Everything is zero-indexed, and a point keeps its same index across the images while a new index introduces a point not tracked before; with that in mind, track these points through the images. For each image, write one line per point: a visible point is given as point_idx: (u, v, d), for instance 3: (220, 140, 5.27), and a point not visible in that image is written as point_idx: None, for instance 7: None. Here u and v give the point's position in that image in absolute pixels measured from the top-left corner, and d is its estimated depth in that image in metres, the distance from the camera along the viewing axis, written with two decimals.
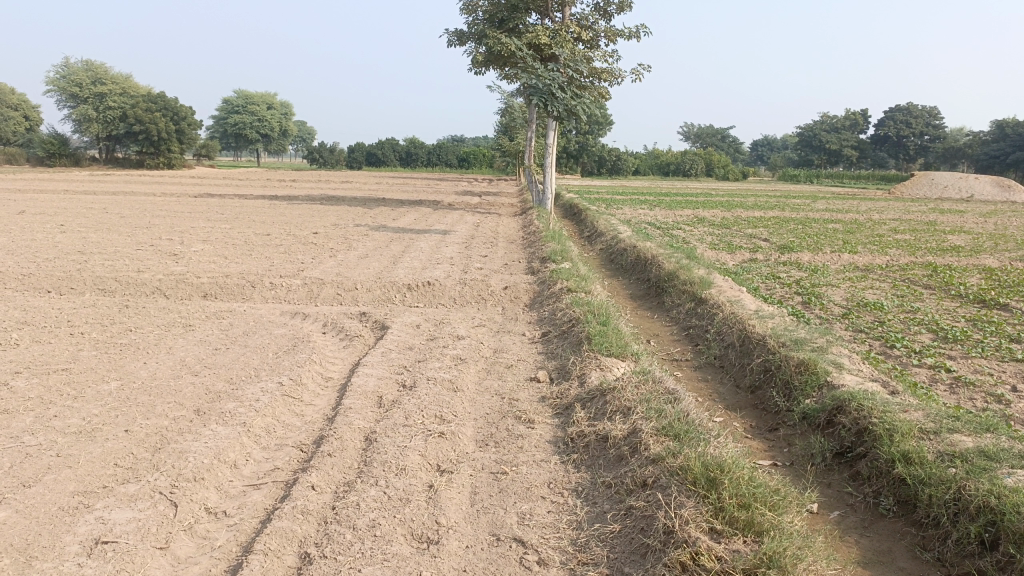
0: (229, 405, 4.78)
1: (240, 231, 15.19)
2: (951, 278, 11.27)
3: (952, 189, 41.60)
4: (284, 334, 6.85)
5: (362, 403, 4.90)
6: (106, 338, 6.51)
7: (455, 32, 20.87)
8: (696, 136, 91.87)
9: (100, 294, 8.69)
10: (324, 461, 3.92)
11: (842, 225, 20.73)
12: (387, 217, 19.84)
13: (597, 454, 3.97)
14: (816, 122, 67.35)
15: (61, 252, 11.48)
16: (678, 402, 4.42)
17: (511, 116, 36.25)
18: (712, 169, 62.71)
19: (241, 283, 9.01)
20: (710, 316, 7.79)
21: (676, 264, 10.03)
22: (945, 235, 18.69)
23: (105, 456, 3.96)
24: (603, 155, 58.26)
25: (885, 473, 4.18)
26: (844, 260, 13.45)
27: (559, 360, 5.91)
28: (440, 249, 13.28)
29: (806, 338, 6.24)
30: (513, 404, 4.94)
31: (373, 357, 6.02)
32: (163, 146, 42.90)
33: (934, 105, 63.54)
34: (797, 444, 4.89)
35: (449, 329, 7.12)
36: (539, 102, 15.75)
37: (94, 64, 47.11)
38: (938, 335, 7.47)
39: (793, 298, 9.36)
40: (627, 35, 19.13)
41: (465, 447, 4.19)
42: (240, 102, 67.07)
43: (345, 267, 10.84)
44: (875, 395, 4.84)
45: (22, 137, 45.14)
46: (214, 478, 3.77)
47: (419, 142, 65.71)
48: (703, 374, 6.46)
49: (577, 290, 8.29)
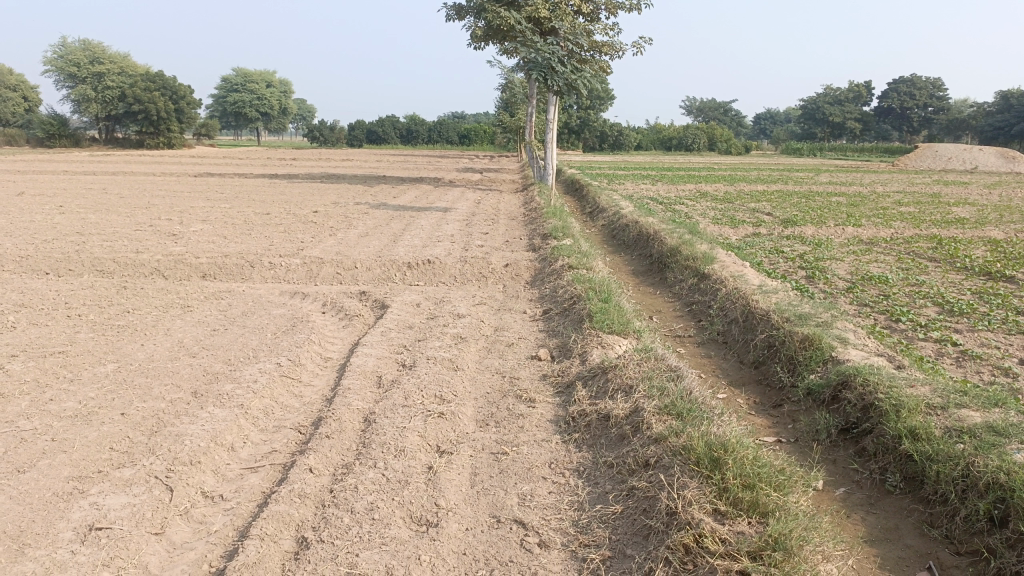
0: (227, 387, 4.72)
1: (239, 211, 15.09)
2: (956, 251, 11.16)
3: (957, 160, 41.27)
4: (283, 314, 6.79)
5: (361, 383, 4.85)
6: (104, 320, 6.45)
7: (453, 6, 20.58)
8: (699, 111, 91.13)
9: (97, 275, 8.63)
10: (321, 442, 3.87)
11: (847, 198, 20.57)
12: (388, 195, 19.70)
13: (598, 434, 3.91)
14: (820, 94, 66.72)
15: (59, 233, 11.41)
16: (681, 380, 4.35)
17: (512, 92, 35.93)
18: (715, 143, 62.22)
19: (239, 262, 8.93)
20: (714, 291, 7.71)
21: (678, 240, 9.93)
22: (950, 207, 18.55)
23: (100, 440, 3.91)
24: (605, 130, 57.87)
25: (891, 450, 4.11)
26: (848, 233, 13.35)
27: (561, 337, 5.84)
28: (441, 227, 13.18)
29: (810, 313, 6.16)
30: (514, 383, 4.88)
31: (372, 337, 5.96)
32: (162, 126, 42.65)
33: (939, 76, 62.89)
34: (802, 420, 4.83)
35: (449, 308, 7.05)
36: (538, 77, 15.54)
37: (91, 43, 46.69)
38: (944, 308, 7.38)
39: (797, 273, 9.27)
40: (627, 7, 18.84)
41: (465, 427, 4.14)
42: (239, 80, 66.64)
43: (345, 245, 10.75)
44: (881, 370, 4.77)
45: (21, 118, 44.90)
46: (210, 462, 3.72)
47: (420, 120, 65.36)
48: (707, 350, 6.39)
49: (578, 267, 8.21)
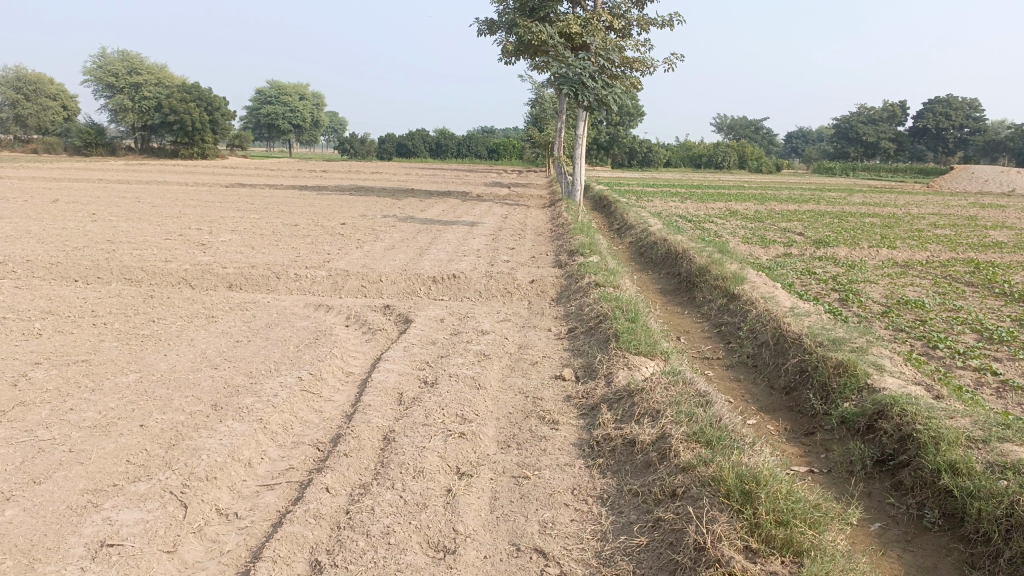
0: (247, 400, 4.67)
1: (268, 222, 15.20)
2: (995, 275, 10.87)
3: (994, 182, 40.53)
4: (306, 327, 6.75)
5: (382, 399, 4.77)
6: (129, 328, 6.46)
7: (485, 21, 20.67)
8: (730, 128, 90.64)
9: (126, 283, 8.68)
10: (339, 461, 3.79)
11: (880, 219, 20.23)
12: (416, 208, 19.74)
13: (624, 460, 3.79)
14: (853, 114, 66.06)
15: (91, 241, 11.53)
16: (710, 405, 4.22)
17: (542, 107, 36.01)
18: (745, 161, 61.72)
19: (265, 273, 8.94)
20: (743, 313, 7.55)
21: (708, 259, 9.78)
22: (987, 230, 18.14)
23: (117, 452, 3.87)
24: (634, 146, 57.83)
25: (930, 484, 3.93)
26: (882, 255, 13.08)
27: (586, 357, 5.73)
28: (467, 240, 13.14)
29: (845, 338, 5.98)
30: (538, 403, 4.78)
31: (395, 352, 5.89)
32: (197, 136, 43.26)
33: (976, 97, 62.00)
34: (835, 450, 4.67)
35: (473, 324, 6.97)
36: (569, 92, 15.49)
37: (130, 54, 47.57)
38: (983, 336, 7.15)
39: (831, 295, 9.07)
40: (660, 24, 18.78)
41: (486, 449, 4.04)
42: (273, 93, 67.60)
43: (371, 258, 10.73)
44: (919, 400, 4.59)
45: (60, 126, 45.87)
46: (226, 477, 3.66)
47: (450, 134, 65.79)
48: (736, 373, 6.24)
49: (605, 285, 8.09)
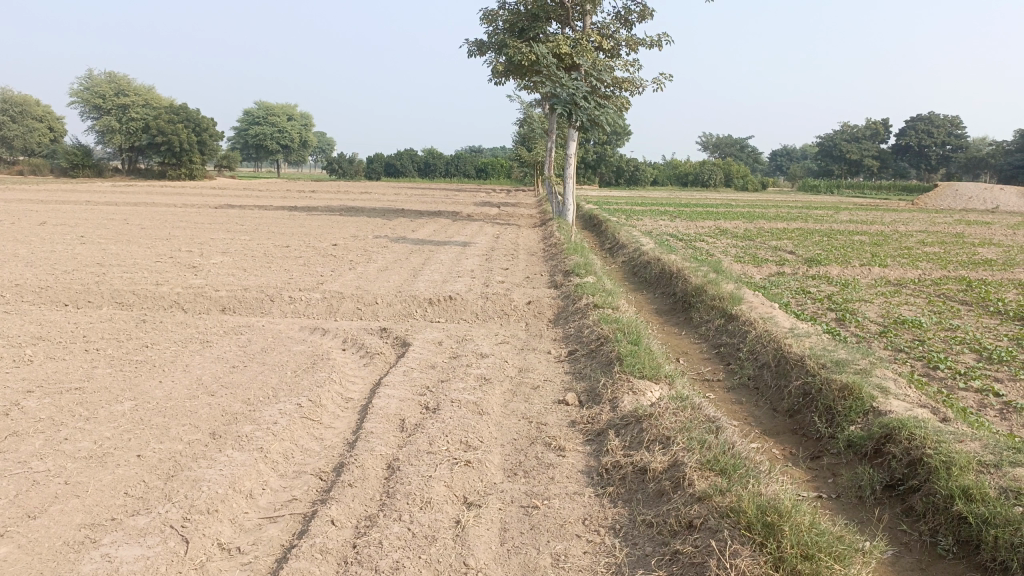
0: (246, 428, 4.57)
1: (259, 243, 15.08)
2: (987, 293, 10.92)
3: (977, 200, 40.95)
4: (303, 351, 6.65)
5: (384, 426, 4.68)
6: (122, 355, 6.35)
7: (475, 42, 20.79)
8: (715, 147, 91.28)
9: (117, 307, 8.56)
10: (344, 491, 3.70)
11: (869, 237, 20.35)
12: (407, 228, 19.68)
13: (635, 488, 3.72)
14: (837, 133, 66.74)
15: (80, 264, 11.39)
16: (720, 432, 4.16)
17: (531, 127, 36.16)
18: (731, 179, 62.12)
19: (259, 296, 8.84)
20: (742, 333, 7.52)
21: (703, 278, 9.77)
22: (976, 247, 18.27)
23: (114, 484, 3.77)
24: (622, 165, 58.16)
25: (943, 509, 3.88)
26: (874, 274, 13.12)
27: (588, 381, 5.66)
28: (460, 261, 13.09)
29: (848, 359, 5.94)
30: (542, 429, 4.70)
31: (394, 377, 5.80)
32: (184, 156, 43.08)
33: (957, 116, 62.87)
34: (844, 475, 4.62)
35: (472, 347, 6.90)
36: (561, 112, 15.54)
37: (117, 75, 47.42)
38: (983, 355, 7.14)
39: (826, 315, 9.06)
40: (648, 44, 18.91)
41: (493, 477, 3.96)
42: (261, 113, 67.60)
43: (365, 280, 10.65)
44: (928, 423, 4.55)
45: (46, 147, 45.65)
46: (228, 510, 3.56)
47: (438, 153, 65.95)
48: (738, 395, 6.20)
49: (603, 306, 8.05)
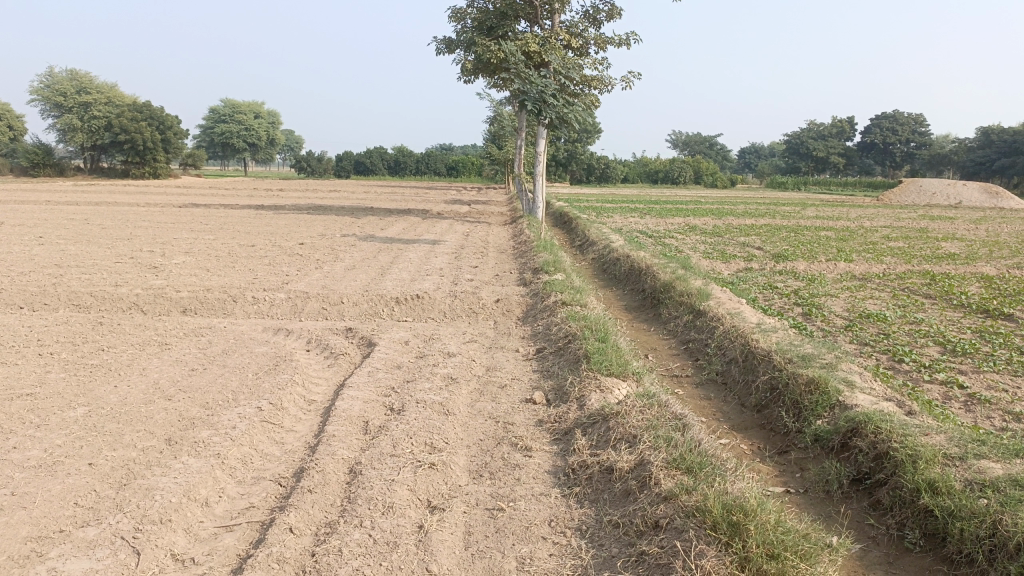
0: (203, 434, 4.44)
1: (223, 242, 14.82)
2: (951, 287, 11.07)
3: (941, 196, 41.63)
4: (265, 353, 6.51)
5: (347, 429, 4.57)
6: (76, 359, 6.15)
7: (444, 40, 20.66)
8: (684, 144, 92.02)
9: (74, 310, 8.33)
10: (303, 497, 3.59)
11: (835, 233, 20.59)
12: (376, 226, 19.47)
13: (601, 488, 3.66)
14: (804, 130, 67.53)
15: (37, 266, 11.08)
16: (687, 429, 4.12)
17: (501, 124, 36.10)
18: (700, 176, 62.57)
19: (221, 297, 8.66)
20: (710, 329, 7.51)
21: (672, 275, 9.77)
22: (939, 242, 18.55)
23: (64, 494, 3.63)
24: (592, 162, 58.33)
25: (909, 503, 3.88)
26: (840, 269, 13.26)
27: (556, 379, 5.60)
28: (430, 259, 12.98)
29: (813, 354, 5.95)
30: (509, 429, 4.63)
31: (358, 378, 5.69)
32: (149, 155, 42.34)
33: (920, 113, 64.03)
34: (811, 469, 4.61)
35: (438, 346, 6.80)
36: (530, 109, 15.45)
37: (79, 72, 46.35)
38: (946, 348, 7.20)
39: (794, 309, 9.12)
40: (616, 42, 18.95)
41: (458, 479, 3.88)
42: (228, 111, 66.73)
43: (332, 279, 10.51)
44: (893, 416, 4.56)
45: (6, 146, 44.62)
46: (182, 519, 3.44)
47: (408, 151, 65.61)
48: (706, 391, 6.18)
49: (571, 303, 8.00)
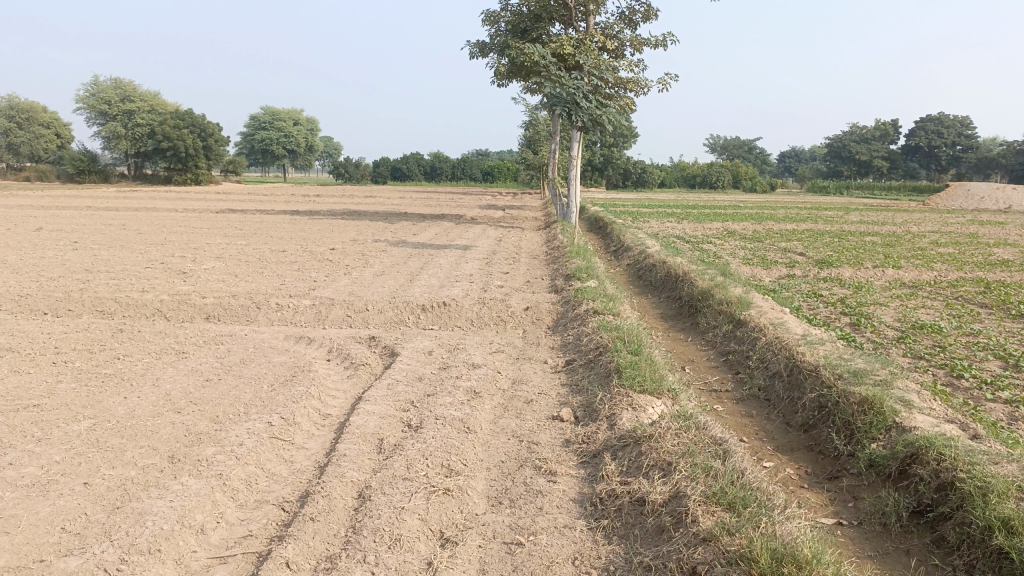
0: (208, 451, 4.17)
1: (254, 248, 14.69)
2: (1009, 296, 10.46)
3: (990, 200, 40.32)
4: (283, 362, 6.26)
5: (359, 448, 4.27)
6: (90, 368, 5.96)
7: (478, 44, 20.44)
8: (722, 149, 90.93)
9: (97, 316, 8.21)
10: (304, 526, 3.30)
11: (881, 238, 19.87)
12: (408, 232, 19.26)
13: (632, 522, 3.31)
14: (847, 134, 66.12)
15: (67, 271, 11.02)
16: (729, 455, 3.74)
17: (537, 129, 35.82)
18: (739, 181, 61.67)
19: (245, 303, 8.46)
20: (752, 340, 7.08)
21: (710, 282, 9.34)
22: (990, 248, 17.78)
23: (52, 517, 3.38)
24: (629, 167, 57.76)
25: (980, 542, 3.44)
26: (888, 276, 12.67)
27: (586, 395, 5.24)
28: (460, 265, 12.73)
29: (866, 369, 5.50)
30: (533, 450, 4.29)
31: (377, 391, 5.39)
32: (190, 162, 42.86)
33: (968, 115, 62.28)
34: (865, 500, 4.20)
35: (463, 356, 6.49)
36: (562, 112, 15.09)
37: (123, 81, 47.04)
38: (1008, 363, 6.68)
39: (841, 319, 8.63)
40: (653, 43, 18.52)
41: (475, 508, 3.55)
42: (268, 118, 67.49)
43: (359, 285, 10.29)
44: (957, 442, 4.12)
45: (53, 154, 45.57)
46: (173, 550, 3.17)
47: (445, 157, 65.72)
48: (748, 409, 5.77)
49: (604, 312, 7.63)
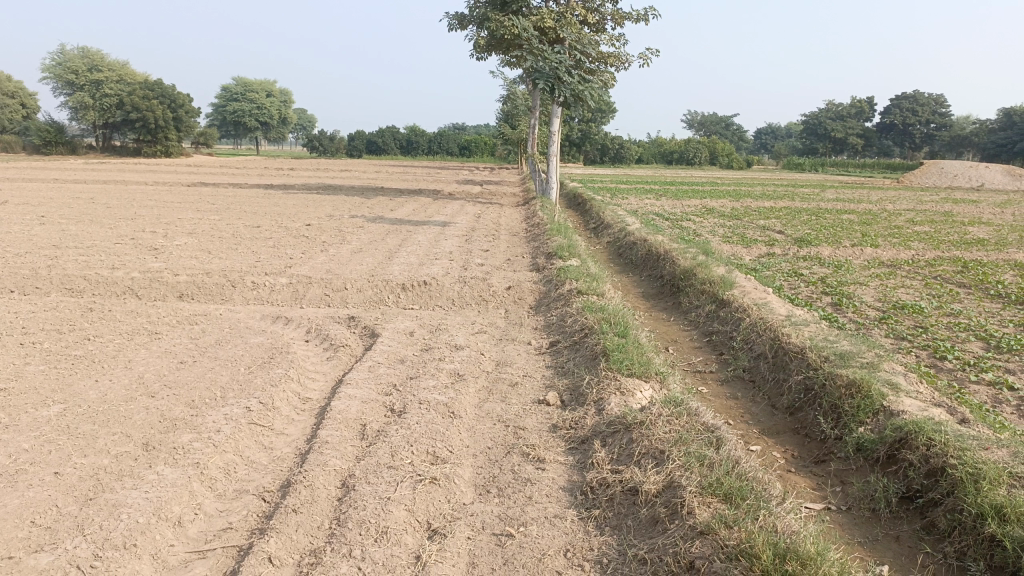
0: (184, 438, 4.04)
1: (228, 223, 14.37)
2: (985, 275, 10.53)
3: (962, 178, 40.73)
4: (260, 344, 6.10)
5: (341, 434, 4.15)
6: (59, 349, 5.76)
7: (456, 16, 20.07)
8: (699, 125, 90.92)
9: (66, 294, 7.96)
10: (287, 518, 3.18)
11: (858, 216, 19.95)
12: (386, 207, 19.00)
13: (624, 513, 3.24)
14: (823, 111, 66.36)
15: (33, 247, 10.69)
16: (720, 444, 3.68)
17: (514, 104, 35.49)
18: (716, 157, 61.74)
19: (220, 281, 8.25)
20: (736, 321, 7.04)
21: (693, 261, 9.28)
22: (965, 227, 17.92)
23: (21, 510, 3.24)
24: (606, 143, 57.56)
25: (971, 529, 3.42)
26: (866, 254, 12.73)
27: (572, 378, 5.16)
28: (439, 242, 12.56)
29: (852, 352, 5.47)
30: (519, 435, 4.21)
31: (358, 374, 5.27)
32: (160, 133, 41.98)
33: (941, 94, 62.77)
34: (854, 485, 4.18)
35: (445, 337, 6.38)
36: (544, 87, 14.87)
37: (90, 49, 45.77)
38: (989, 344, 6.70)
39: (822, 299, 8.62)
40: (635, 18, 18.31)
41: (463, 497, 3.46)
42: (240, 89, 66.23)
43: (337, 262, 10.10)
44: (947, 426, 4.10)
45: (18, 124, 44.35)
46: (150, 544, 3.04)
47: (421, 131, 65.04)
48: (733, 391, 5.73)
49: (588, 292, 7.54)
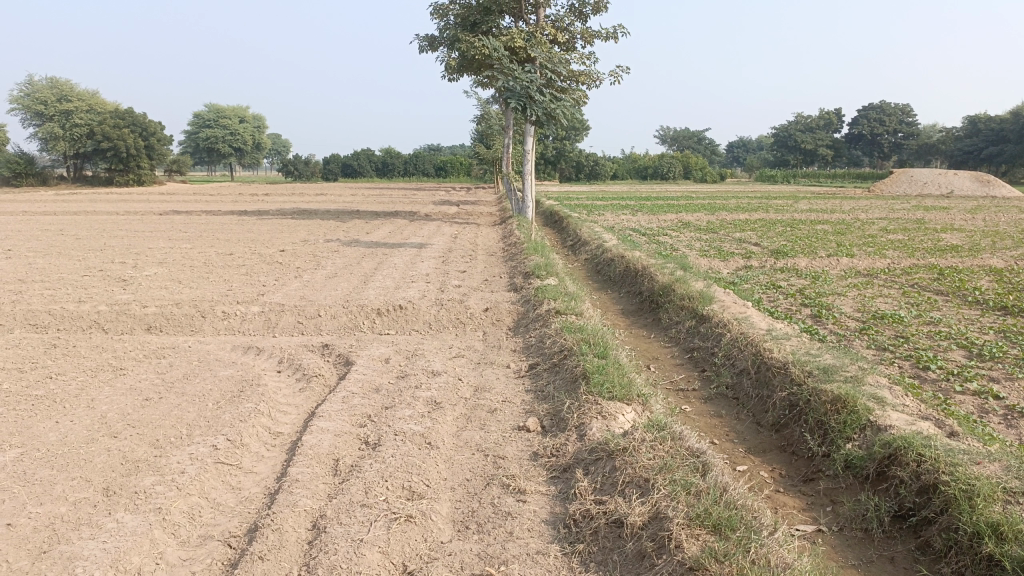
0: (146, 482, 3.84)
1: (200, 251, 14.12)
2: (962, 282, 10.54)
3: (932, 186, 41.28)
4: (230, 376, 5.90)
5: (313, 471, 3.97)
6: (18, 389, 5.52)
7: (427, 37, 20.04)
8: (673, 140, 91.70)
9: (29, 330, 7.70)
10: (254, 566, 3.00)
11: (833, 226, 20.04)
12: (361, 230, 18.81)
13: (610, 547, 3.10)
14: (793, 123, 67.25)
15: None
16: (706, 469, 3.55)
17: (488, 123, 35.56)
18: (690, 172, 62.23)
19: (190, 312, 8.03)
20: (717, 337, 6.94)
21: (671, 276, 9.20)
22: (938, 234, 18.04)
23: None
24: (581, 160, 57.84)
25: (967, 549, 3.31)
26: (843, 264, 12.73)
27: (552, 402, 5.02)
28: (415, 264, 12.41)
29: (835, 365, 5.37)
30: (499, 465, 4.05)
31: (331, 405, 5.08)
32: (132, 162, 41.57)
33: (908, 104, 63.82)
34: (844, 504, 4.06)
35: (422, 363, 6.21)
36: (516, 106, 14.80)
37: (58, 79, 45.20)
38: (971, 352, 6.64)
39: (802, 311, 8.55)
40: (604, 36, 18.37)
41: (440, 535, 3.30)
42: (213, 116, 65.90)
43: (311, 289, 9.91)
44: (935, 440, 4.00)
45: None
46: None
47: (396, 153, 64.99)
48: (717, 409, 5.62)
49: (566, 312, 7.41)
